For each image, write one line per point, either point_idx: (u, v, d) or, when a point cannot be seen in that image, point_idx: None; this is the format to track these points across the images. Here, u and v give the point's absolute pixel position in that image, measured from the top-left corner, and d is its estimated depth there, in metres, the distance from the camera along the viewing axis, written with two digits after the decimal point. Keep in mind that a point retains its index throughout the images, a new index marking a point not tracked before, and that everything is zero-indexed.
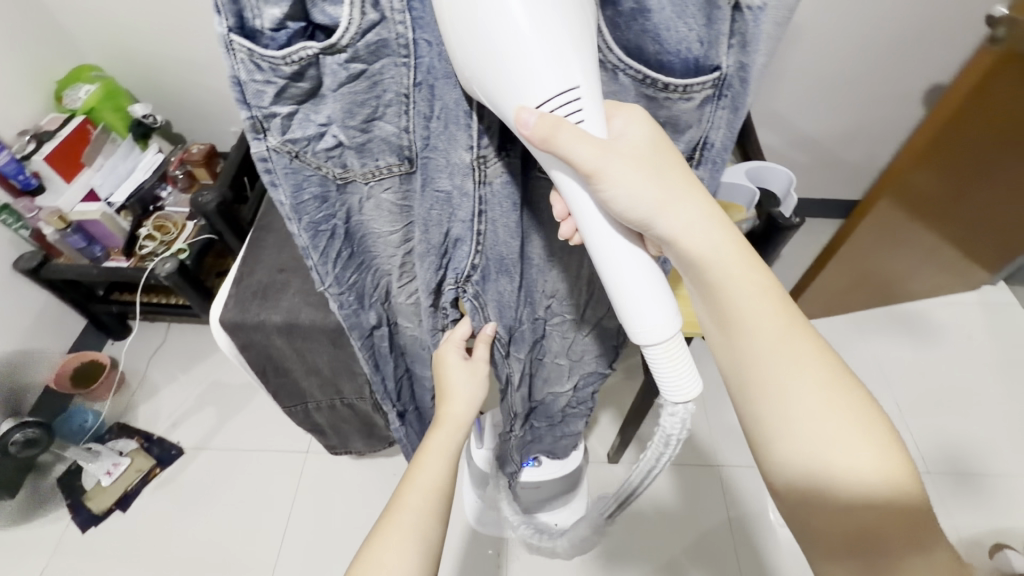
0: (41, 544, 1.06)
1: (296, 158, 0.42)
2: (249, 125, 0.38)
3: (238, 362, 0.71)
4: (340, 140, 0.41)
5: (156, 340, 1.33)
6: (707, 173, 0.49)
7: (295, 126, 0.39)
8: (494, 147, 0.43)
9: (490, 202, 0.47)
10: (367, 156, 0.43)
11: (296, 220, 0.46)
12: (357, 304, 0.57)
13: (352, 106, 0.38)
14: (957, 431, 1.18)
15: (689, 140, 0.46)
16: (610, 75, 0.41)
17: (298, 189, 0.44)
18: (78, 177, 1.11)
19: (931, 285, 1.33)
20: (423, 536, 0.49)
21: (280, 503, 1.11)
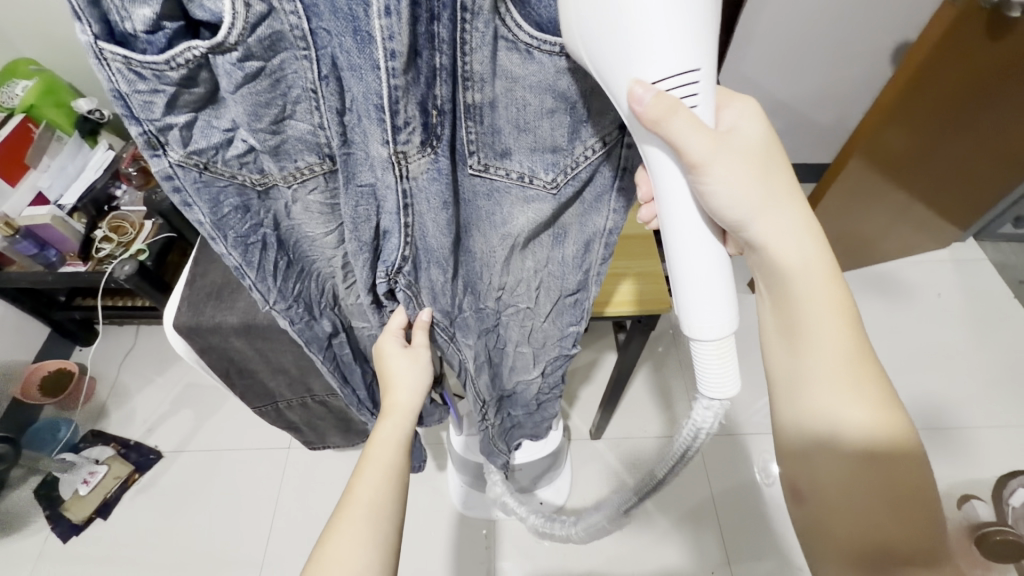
0: (21, 554, 1.05)
1: (205, 170, 0.42)
2: (144, 141, 0.39)
3: (199, 367, 0.69)
4: (250, 143, 0.42)
5: (126, 344, 1.30)
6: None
7: (197, 135, 0.40)
8: (416, 143, 0.40)
9: (416, 195, 0.44)
10: (284, 158, 0.43)
11: (221, 237, 0.48)
12: (307, 315, 0.60)
13: (256, 108, 0.38)
14: (929, 386, 1.21)
15: (619, 106, 0.45)
16: (523, 54, 0.40)
17: (216, 203, 0.45)
18: (24, 179, 1.07)
19: (906, 244, 1.34)
20: (377, 526, 0.51)
21: (266, 499, 1.11)
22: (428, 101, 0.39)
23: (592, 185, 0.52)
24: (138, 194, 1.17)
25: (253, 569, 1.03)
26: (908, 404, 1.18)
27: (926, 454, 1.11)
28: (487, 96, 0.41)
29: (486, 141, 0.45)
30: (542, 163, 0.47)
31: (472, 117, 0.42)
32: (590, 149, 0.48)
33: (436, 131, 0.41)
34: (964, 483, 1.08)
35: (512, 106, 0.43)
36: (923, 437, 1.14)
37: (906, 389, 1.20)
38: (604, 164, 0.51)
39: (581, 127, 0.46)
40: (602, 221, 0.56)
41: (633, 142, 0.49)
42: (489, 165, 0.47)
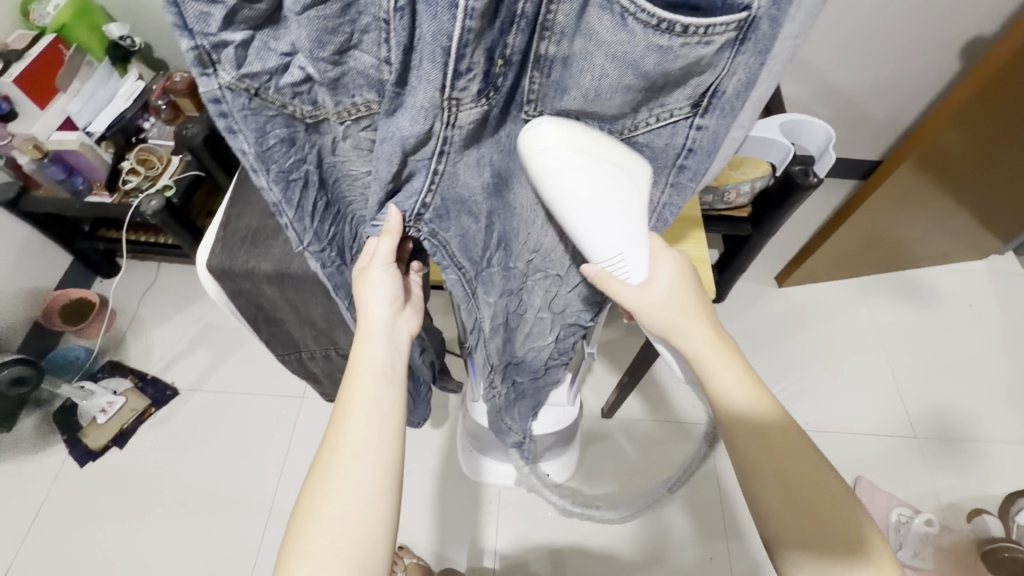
0: (38, 475, 1.07)
1: (255, 96, 0.41)
2: (195, 56, 0.37)
3: (229, 311, 0.68)
4: (306, 73, 0.39)
5: (146, 280, 1.30)
6: (715, 122, 0.41)
7: (253, 57, 0.38)
8: (473, 91, 0.38)
9: (453, 143, 0.42)
10: (341, 92, 0.41)
11: (263, 170, 0.46)
12: (338, 260, 0.57)
13: (321, 34, 0.36)
14: (949, 397, 1.19)
15: (697, 85, 0.39)
16: (616, 20, 0.34)
17: (263, 132, 0.43)
18: (53, 103, 1.04)
19: (943, 253, 1.30)
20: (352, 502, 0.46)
21: (278, 444, 1.12)
22: (496, 48, 0.36)
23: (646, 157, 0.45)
24: (167, 128, 1.16)
25: (262, 510, 1.06)
26: (925, 412, 1.17)
27: (938, 464, 1.11)
28: (563, 49, 0.37)
29: (551, 95, 0.41)
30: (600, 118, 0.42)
31: (538, 67, 0.39)
32: (651, 119, 0.42)
33: (496, 81, 0.38)
34: (971, 497, 1.08)
35: (586, 71, 0.37)
36: (935, 446, 1.13)
37: (925, 398, 1.19)
38: (666, 143, 0.44)
39: (652, 99, 0.40)
40: (655, 196, 0.47)
41: (705, 126, 0.42)
42: (544, 122, 0.42)
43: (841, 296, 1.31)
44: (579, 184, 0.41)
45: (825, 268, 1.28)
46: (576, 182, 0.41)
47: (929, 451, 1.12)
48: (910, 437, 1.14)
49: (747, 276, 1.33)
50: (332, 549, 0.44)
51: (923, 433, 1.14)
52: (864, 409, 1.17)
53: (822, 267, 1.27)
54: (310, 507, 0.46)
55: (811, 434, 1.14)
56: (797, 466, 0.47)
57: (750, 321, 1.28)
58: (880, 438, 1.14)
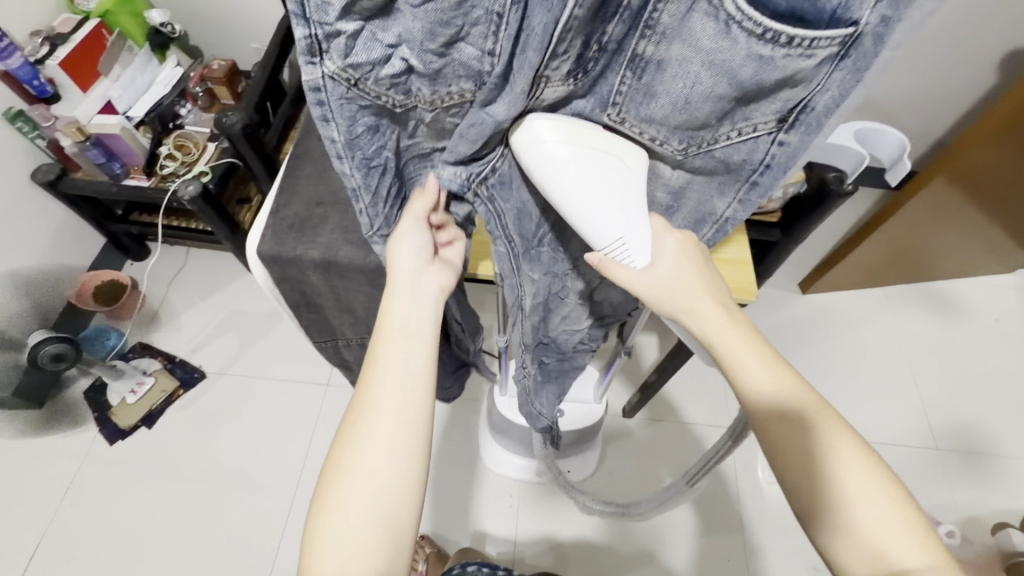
0: (69, 451, 1.10)
1: (353, 86, 0.41)
2: (304, 44, 0.38)
3: (273, 295, 0.70)
4: (408, 64, 0.39)
5: (176, 264, 1.32)
6: (798, 138, 0.42)
7: (359, 48, 0.38)
8: (563, 71, 0.38)
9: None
10: (439, 82, 0.41)
11: (348, 157, 0.47)
12: None
13: (433, 26, 0.36)
14: (971, 410, 1.19)
15: (786, 100, 0.39)
16: (719, 27, 0.34)
17: (352, 121, 0.44)
18: (94, 87, 1.07)
19: (969, 266, 1.29)
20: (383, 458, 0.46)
21: (302, 429, 1.14)
22: (594, 34, 0.37)
23: (726, 170, 0.46)
24: (203, 115, 1.18)
25: (285, 494, 1.08)
26: (946, 424, 1.17)
27: (958, 476, 1.11)
28: (661, 51, 0.38)
29: (636, 96, 0.40)
30: (682, 130, 0.42)
31: (633, 68, 0.39)
32: (734, 133, 0.42)
33: (589, 65, 0.39)
34: (992, 510, 1.07)
35: (680, 78, 0.38)
36: (956, 458, 1.13)
37: (947, 410, 1.19)
38: (746, 157, 0.45)
39: (738, 111, 0.40)
40: (723, 208, 0.50)
41: (786, 142, 0.43)
42: (627, 119, 0.42)
43: (865, 305, 1.31)
44: (574, 170, 0.41)
45: (851, 277, 1.28)
46: (575, 168, 0.41)
47: (950, 463, 1.12)
48: (930, 447, 1.14)
49: (771, 281, 1.33)
50: (357, 503, 0.45)
51: (945, 445, 1.14)
52: (884, 418, 1.17)
53: (848, 275, 1.27)
54: (343, 462, 0.46)
55: None
56: (808, 447, 0.44)
57: (772, 326, 1.28)
58: (900, 448, 1.14)
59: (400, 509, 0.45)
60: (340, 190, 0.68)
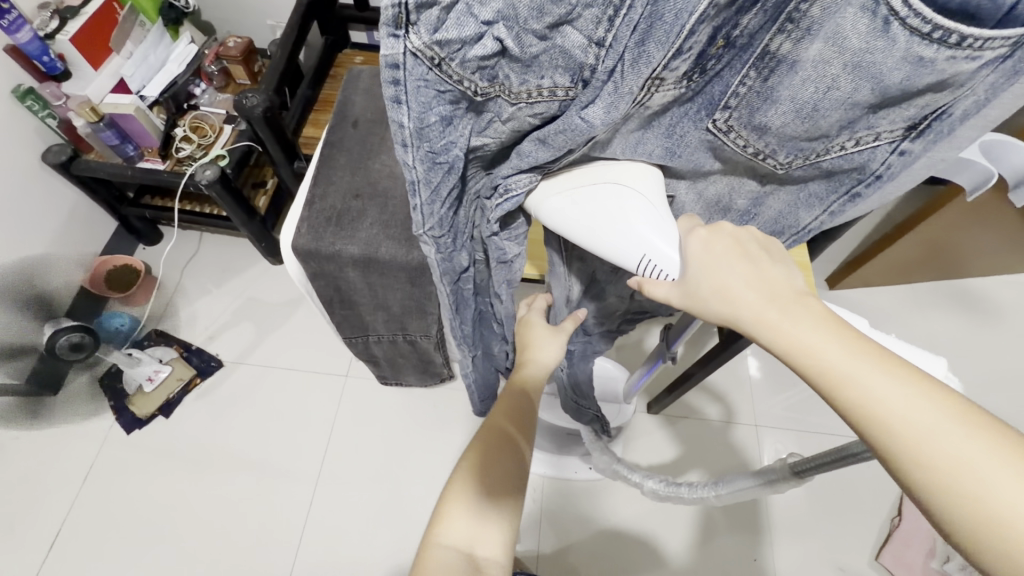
0: (86, 439, 1.08)
1: (435, 68, 0.36)
2: (391, 14, 0.33)
3: (305, 291, 0.67)
4: (501, 44, 0.35)
5: (190, 249, 1.29)
6: (921, 146, 0.43)
7: (452, 22, 0.34)
8: (681, 71, 0.38)
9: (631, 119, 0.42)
10: (532, 71, 0.37)
11: (415, 147, 0.42)
12: (451, 245, 0.55)
13: (543, 3, 0.32)
14: (1000, 413, 1.17)
15: (924, 107, 0.40)
16: (875, 25, 0.33)
17: (427, 109, 0.39)
18: (106, 63, 1.01)
19: (999, 266, 1.25)
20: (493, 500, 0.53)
21: (321, 421, 1.12)
22: (723, 29, 0.36)
23: (827, 178, 0.49)
24: (218, 96, 1.14)
25: (306, 486, 1.07)
26: None
27: None
28: (796, 52, 0.36)
29: (755, 100, 0.40)
30: (802, 137, 0.42)
31: (760, 66, 0.38)
32: (850, 142, 0.44)
33: (708, 64, 0.38)
34: None
35: (811, 82, 0.37)
36: None
37: None
38: (862, 164, 0.46)
39: (862, 120, 0.41)
40: (807, 219, 0.54)
41: (907, 150, 0.44)
42: (735, 126, 0.42)
43: (894, 303, 1.28)
44: (585, 211, 0.46)
45: (881, 274, 1.25)
46: (586, 203, 0.46)
47: None
48: None
49: None
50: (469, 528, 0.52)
51: None
52: None
53: (877, 273, 1.24)
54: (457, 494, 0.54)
55: None
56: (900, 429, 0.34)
57: None
58: None
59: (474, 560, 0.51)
60: (379, 182, 0.65)
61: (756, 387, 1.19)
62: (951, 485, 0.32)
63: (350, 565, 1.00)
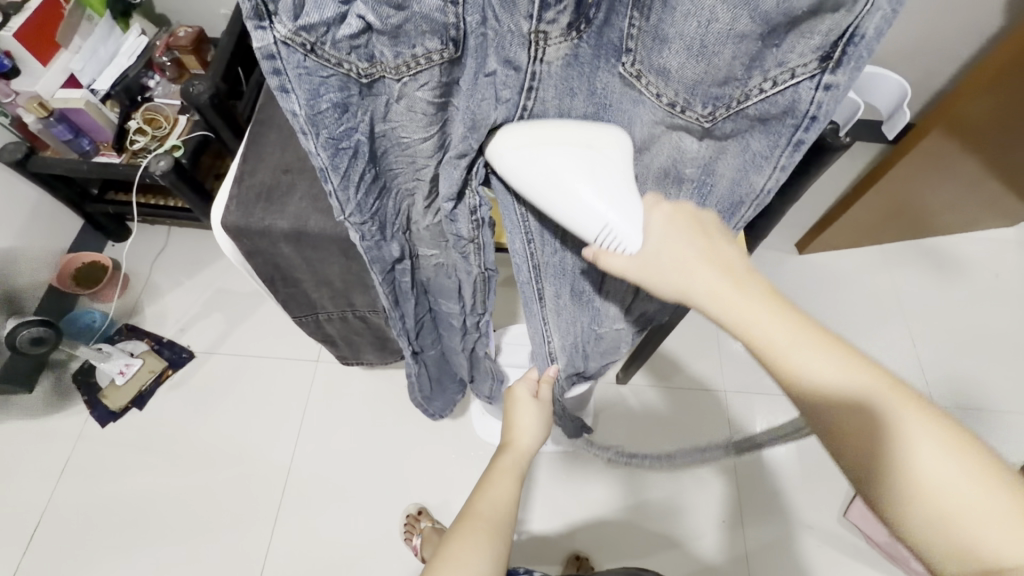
0: (62, 435, 1.09)
1: (311, 54, 0.39)
2: (252, 9, 0.36)
3: (245, 270, 0.68)
4: (365, 20, 0.37)
5: (158, 243, 1.29)
6: (846, 78, 0.39)
7: (310, 6, 0.36)
8: (562, 23, 0.38)
9: (543, 82, 0.42)
10: (401, 41, 0.39)
11: (313, 134, 0.44)
12: (379, 235, 0.56)
13: None
14: (968, 366, 1.18)
15: (828, 30, 0.37)
16: None
17: (316, 95, 0.41)
18: (55, 60, 1.01)
19: (965, 220, 1.25)
20: (493, 541, 0.56)
21: (293, 406, 1.14)
22: None
23: (764, 128, 0.44)
24: (172, 87, 1.13)
25: (281, 469, 1.08)
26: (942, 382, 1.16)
27: None
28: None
29: (647, 37, 0.40)
30: (711, 82, 0.41)
31: (639, 6, 0.38)
32: (767, 84, 0.40)
33: (590, 13, 0.38)
34: None
35: (693, 16, 0.37)
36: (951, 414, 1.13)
37: (943, 367, 1.18)
38: (788, 108, 0.42)
39: (767, 54, 0.39)
40: (761, 182, 0.48)
41: (832, 85, 0.39)
42: (642, 73, 0.42)
43: (862, 264, 1.28)
44: (550, 165, 0.42)
45: (847, 234, 1.25)
46: (547, 160, 0.42)
47: None
48: None
49: (767, 243, 1.30)
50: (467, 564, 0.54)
51: (941, 402, 1.14)
52: None
53: (844, 233, 1.24)
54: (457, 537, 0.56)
55: None
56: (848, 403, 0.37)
57: None
58: None
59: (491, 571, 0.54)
60: (307, 156, 0.64)
61: (726, 353, 1.19)
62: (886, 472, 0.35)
63: (329, 544, 1.02)
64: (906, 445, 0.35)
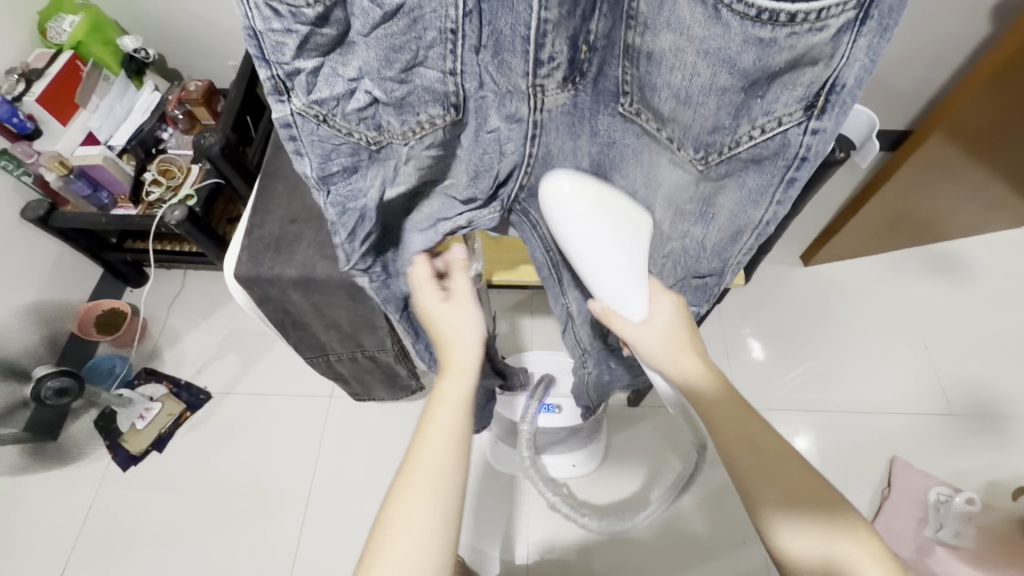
0: (85, 481, 1.12)
1: (324, 123, 0.43)
2: (271, 85, 0.40)
3: (257, 316, 0.70)
4: (372, 95, 0.42)
5: (174, 287, 1.33)
6: (832, 122, 0.40)
7: (322, 83, 0.41)
8: (557, 76, 0.44)
9: (545, 127, 0.48)
10: (406, 110, 0.44)
11: (325, 191, 0.49)
12: (384, 276, 0.60)
13: (389, 54, 0.40)
14: (986, 373, 1.16)
15: (810, 82, 0.39)
16: (708, 14, 0.36)
17: (327, 158, 0.46)
18: (74, 120, 1.07)
19: (971, 224, 1.24)
20: (443, 503, 0.44)
21: (309, 441, 1.15)
22: (580, 35, 0.42)
23: (757, 169, 0.46)
24: (184, 138, 1.18)
25: (298, 507, 1.09)
26: (960, 389, 1.14)
27: (974, 440, 1.09)
28: (649, 42, 0.40)
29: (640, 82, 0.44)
30: (698, 129, 0.44)
31: (629, 58, 0.43)
32: (756, 130, 0.42)
33: (583, 66, 0.44)
34: (1011, 475, 1.05)
35: (677, 69, 0.41)
36: (970, 423, 1.11)
37: (960, 374, 1.16)
38: (778, 150, 0.44)
39: (751, 103, 0.41)
40: (759, 215, 0.49)
41: (820, 129, 0.41)
42: (638, 110, 0.46)
43: (869, 274, 1.28)
44: (586, 232, 0.48)
45: (853, 244, 1.24)
46: (584, 227, 0.48)
47: (965, 427, 1.10)
48: (944, 414, 1.12)
49: (771, 257, 1.30)
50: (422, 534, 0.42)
51: (960, 410, 1.12)
52: (894, 387, 1.15)
53: (847, 243, 1.24)
54: (394, 522, 0.43)
55: (841, 414, 1.13)
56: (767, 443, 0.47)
57: (776, 306, 1.25)
58: (912, 416, 1.12)
59: (435, 551, 0.42)
60: (313, 205, 0.67)
61: (737, 371, 1.18)
62: (787, 505, 0.44)
63: None
64: (805, 490, 0.44)
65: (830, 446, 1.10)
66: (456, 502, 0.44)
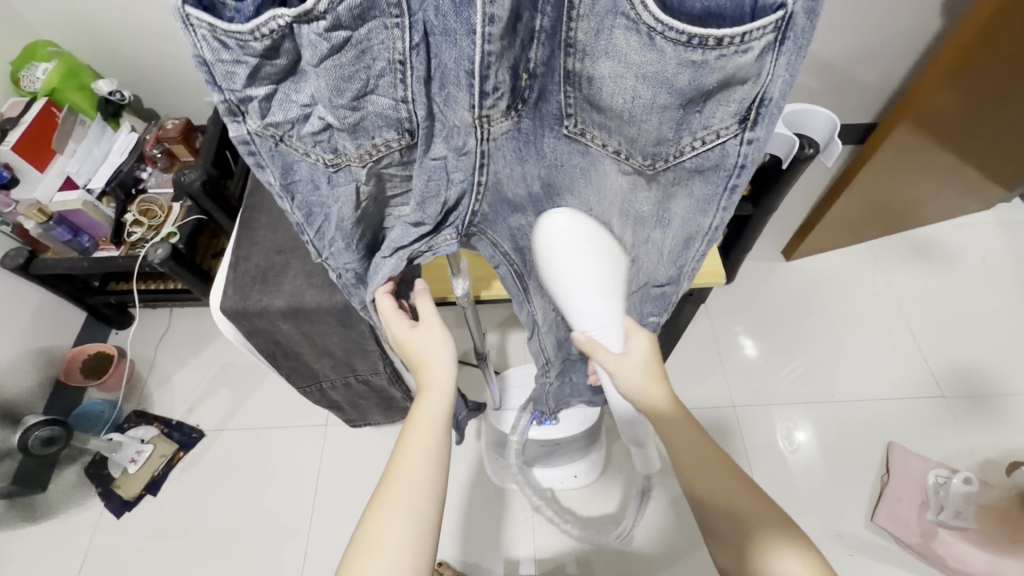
0: (78, 530, 1.09)
1: (281, 142, 0.43)
2: (224, 107, 0.39)
3: (247, 349, 0.70)
4: (327, 121, 0.41)
5: (161, 326, 1.32)
6: (764, 131, 0.42)
7: (276, 108, 0.40)
8: (501, 106, 0.41)
9: (493, 155, 0.45)
10: (361, 135, 0.42)
11: (288, 199, 0.47)
12: (357, 281, 0.58)
13: (338, 83, 0.38)
14: (972, 353, 1.18)
15: (741, 99, 0.40)
16: (643, 40, 0.36)
17: (288, 170, 0.45)
18: (52, 165, 1.06)
19: (942, 209, 1.28)
20: (420, 514, 0.45)
21: (307, 473, 1.13)
22: (520, 62, 0.40)
23: (702, 178, 0.46)
24: (164, 176, 1.20)
25: (299, 540, 1.07)
26: (949, 370, 1.16)
27: (966, 420, 1.11)
28: (590, 67, 0.39)
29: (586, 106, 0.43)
30: (644, 143, 0.43)
31: (572, 83, 0.41)
32: (697, 142, 0.43)
33: (524, 93, 0.42)
34: (1004, 451, 1.07)
35: (618, 94, 0.40)
36: (962, 404, 1.12)
37: (947, 356, 1.18)
38: (718, 161, 0.45)
39: (690, 118, 0.41)
40: (707, 222, 0.50)
41: (754, 139, 0.42)
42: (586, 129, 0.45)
43: (850, 264, 1.30)
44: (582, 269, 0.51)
45: (831, 236, 1.27)
46: (583, 263, 0.50)
47: (958, 407, 1.12)
48: (937, 396, 1.14)
49: (753, 254, 1.33)
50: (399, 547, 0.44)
51: (950, 391, 1.14)
52: (885, 374, 1.17)
53: (824, 236, 1.26)
54: (368, 538, 0.44)
55: (838, 403, 1.14)
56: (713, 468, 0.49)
57: (763, 301, 1.27)
58: (904, 401, 1.14)
59: (420, 550, 0.44)
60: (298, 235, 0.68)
61: (731, 369, 1.19)
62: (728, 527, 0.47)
63: None
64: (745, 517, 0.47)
65: (830, 435, 1.11)
66: (439, 491, 0.47)
